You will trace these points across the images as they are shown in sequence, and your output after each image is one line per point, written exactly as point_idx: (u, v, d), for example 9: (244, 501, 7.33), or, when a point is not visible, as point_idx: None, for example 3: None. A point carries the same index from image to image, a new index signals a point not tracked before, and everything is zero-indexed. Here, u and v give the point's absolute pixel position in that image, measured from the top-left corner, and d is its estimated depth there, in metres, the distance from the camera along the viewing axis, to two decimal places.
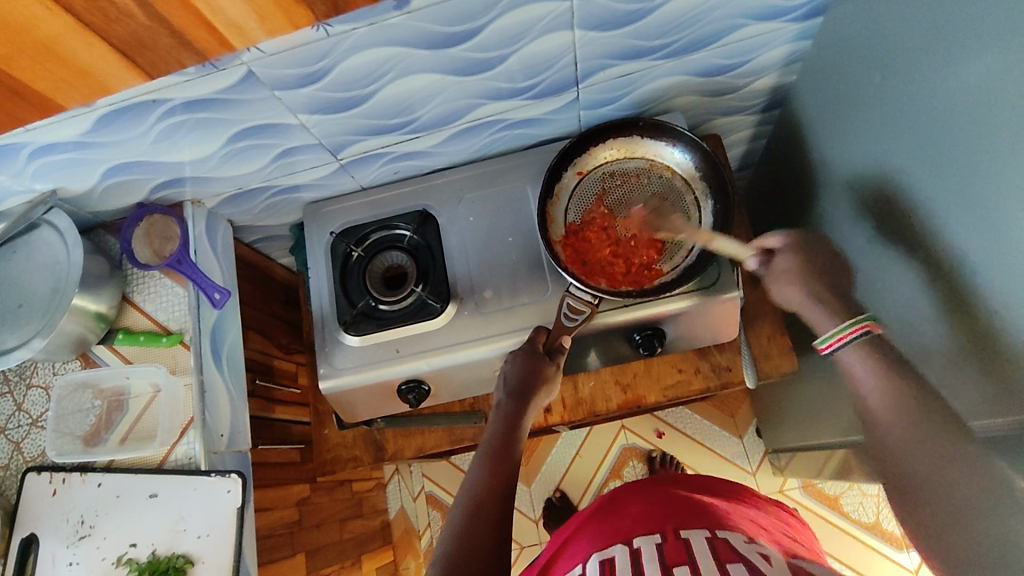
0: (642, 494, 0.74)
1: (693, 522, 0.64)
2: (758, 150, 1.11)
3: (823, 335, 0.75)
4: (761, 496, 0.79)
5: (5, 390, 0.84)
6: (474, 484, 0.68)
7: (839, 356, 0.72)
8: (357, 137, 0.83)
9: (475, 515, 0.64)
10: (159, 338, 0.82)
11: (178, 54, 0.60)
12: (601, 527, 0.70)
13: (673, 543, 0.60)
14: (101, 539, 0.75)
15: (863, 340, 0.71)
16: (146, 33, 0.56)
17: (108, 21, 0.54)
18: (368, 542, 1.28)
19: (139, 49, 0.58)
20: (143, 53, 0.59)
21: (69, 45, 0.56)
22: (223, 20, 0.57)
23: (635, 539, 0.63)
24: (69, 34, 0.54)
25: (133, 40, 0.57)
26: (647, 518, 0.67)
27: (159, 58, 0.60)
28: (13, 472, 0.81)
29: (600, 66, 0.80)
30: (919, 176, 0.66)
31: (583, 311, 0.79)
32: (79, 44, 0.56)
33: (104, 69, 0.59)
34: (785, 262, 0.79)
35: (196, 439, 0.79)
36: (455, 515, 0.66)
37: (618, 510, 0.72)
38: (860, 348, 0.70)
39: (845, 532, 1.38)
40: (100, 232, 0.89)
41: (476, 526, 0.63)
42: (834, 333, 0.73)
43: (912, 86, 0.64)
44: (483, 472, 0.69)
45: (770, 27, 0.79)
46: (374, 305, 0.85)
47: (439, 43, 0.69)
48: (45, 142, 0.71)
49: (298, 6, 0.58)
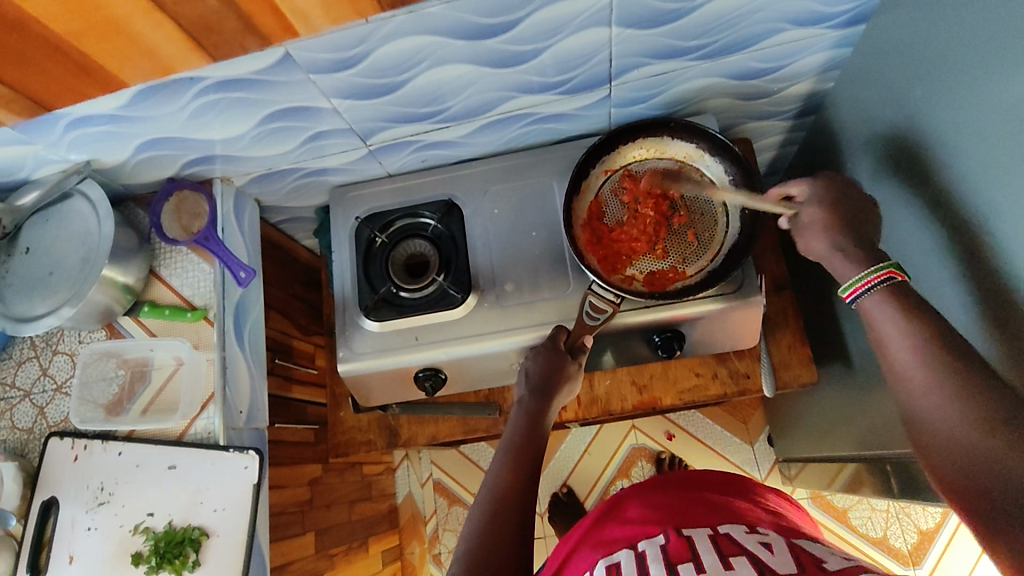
0: (645, 497, 0.74)
1: (698, 522, 0.64)
2: (788, 157, 1.10)
3: (845, 282, 0.65)
4: (768, 488, 0.79)
5: (32, 354, 0.86)
6: (495, 478, 0.69)
7: (866, 309, 0.62)
8: (386, 124, 0.83)
9: (498, 510, 0.66)
10: (184, 313, 0.83)
11: (240, 38, 0.62)
12: (607, 531, 0.70)
13: (676, 541, 0.60)
14: (118, 506, 0.77)
15: (884, 294, 0.61)
16: (213, 17, 0.58)
17: (177, 3, 0.56)
18: (375, 524, 1.30)
19: (203, 30, 0.60)
20: (208, 35, 0.61)
21: (137, 25, 0.57)
22: (290, 5, 0.59)
23: (640, 543, 0.63)
24: (139, 15, 0.56)
25: (199, 23, 0.59)
26: (651, 521, 0.67)
27: (223, 41, 0.62)
28: (36, 436, 0.83)
29: (634, 64, 0.79)
30: (955, 193, 0.65)
31: (605, 310, 0.78)
32: (145, 24, 0.57)
33: (165, 47, 0.61)
34: (811, 212, 0.70)
35: (215, 414, 0.80)
36: (476, 508, 0.67)
37: (622, 513, 0.72)
38: (889, 306, 0.60)
39: (852, 545, 1.37)
40: (130, 205, 0.90)
41: (501, 519, 0.65)
42: (854, 280, 0.63)
43: (952, 99, 0.63)
44: (504, 466, 0.70)
45: (810, 33, 0.78)
46: (396, 291, 0.85)
47: (476, 35, 0.69)
48: (82, 114, 0.72)
49: None
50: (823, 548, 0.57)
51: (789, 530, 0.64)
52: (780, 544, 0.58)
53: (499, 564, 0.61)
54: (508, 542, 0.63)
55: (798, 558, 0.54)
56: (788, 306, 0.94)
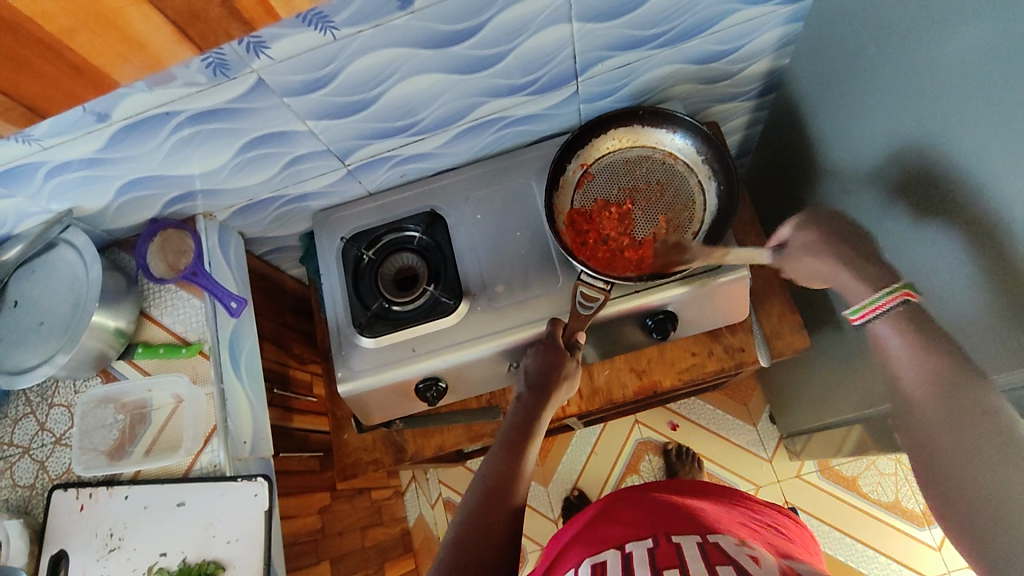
0: (638, 501, 0.75)
1: (687, 528, 0.65)
2: (755, 137, 1.13)
3: (854, 303, 0.63)
4: (762, 503, 0.80)
5: (28, 410, 0.85)
6: (489, 470, 0.70)
7: (870, 326, 0.61)
8: (365, 141, 0.84)
9: (485, 498, 0.67)
10: (178, 349, 0.83)
11: (226, 25, 0.59)
12: (596, 532, 0.71)
13: (665, 547, 0.61)
14: (129, 550, 0.76)
15: (899, 311, 0.59)
16: (199, 4, 0.56)
17: None
18: (390, 550, 1.28)
19: (191, 21, 0.57)
20: (196, 25, 0.58)
21: (130, 18, 0.55)
22: None
23: (628, 544, 0.64)
24: (132, 7, 0.54)
25: (186, 10, 0.56)
26: (641, 525, 0.68)
27: (211, 31, 0.59)
28: (39, 491, 0.81)
29: (598, 58, 0.82)
30: (920, 144, 0.67)
31: (597, 298, 0.79)
32: (137, 17, 0.55)
33: (159, 42, 0.58)
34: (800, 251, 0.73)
35: (220, 447, 0.79)
36: (466, 497, 0.68)
37: (614, 515, 0.73)
38: (900, 317, 0.59)
39: (865, 513, 1.38)
40: (115, 250, 0.91)
41: (488, 508, 0.66)
42: (869, 300, 0.61)
43: (906, 56, 0.66)
44: (498, 461, 0.71)
45: (761, 11, 0.81)
46: (388, 306, 0.86)
47: (443, 43, 0.71)
48: (60, 160, 0.73)
49: None
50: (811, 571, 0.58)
51: (782, 551, 0.65)
52: (770, 559, 0.58)
53: (488, 554, 0.62)
54: (498, 535, 0.64)
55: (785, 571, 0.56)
56: (773, 278, 0.96)
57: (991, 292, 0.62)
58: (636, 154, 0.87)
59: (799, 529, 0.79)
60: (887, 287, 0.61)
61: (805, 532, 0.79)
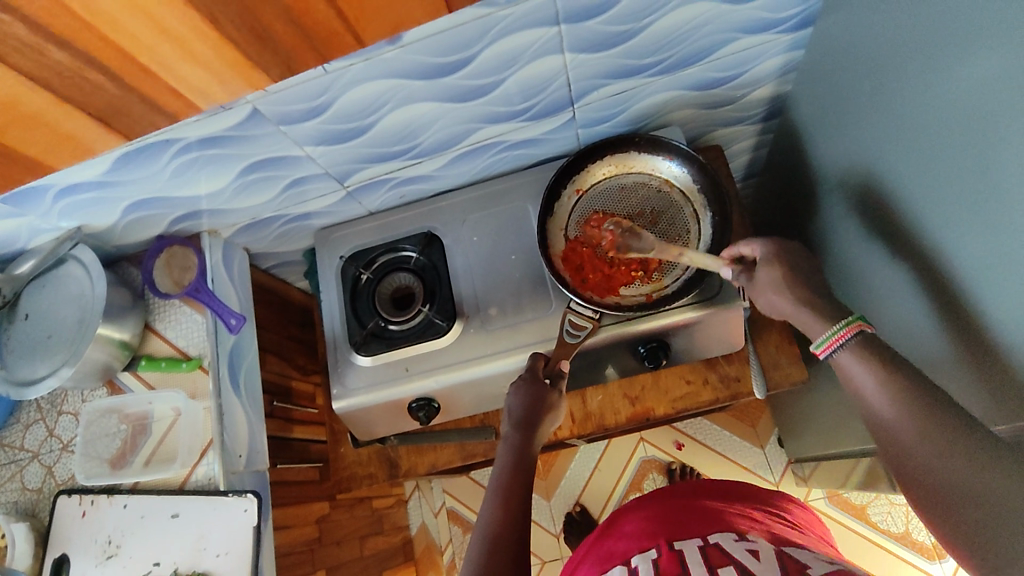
0: (645, 509, 0.75)
1: (689, 532, 0.65)
2: (762, 160, 1.11)
3: (817, 337, 0.66)
4: (773, 493, 0.79)
5: (38, 417, 0.89)
6: (488, 517, 0.70)
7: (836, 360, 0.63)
8: (362, 165, 0.86)
9: (492, 549, 0.66)
10: (179, 364, 0.86)
11: (152, 117, 0.60)
12: (609, 544, 0.72)
13: (667, 555, 0.61)
14: (126, 558, 0.79)
15: (856, 340, 0.61)
16: (119, 103, 0.57)
17: (85, 95, 0.55)
18: (390, 559, 1.30)
19: (114, 116, 0.59)
20: (121, 119, 0.60)
21: (53, 116, 0.57)
22: (184, 84, 0.57)
23: (633, 558, 0.64)
24: (58, 108, 0.56)
25: (107, 107, 0.57)
26: (646, 534, 0.68)
27: (138, 123, 0.61)
28: (46, 495, 0.85)
29: (594, 86, 0.82)
30: (918, 184, 0.66)
31: (586, 327, 0.80)
32: (61, 114, 0.57)
33: (89, 134, 0.61)
34: (766, 271, 0.72)
35: (214, 460, 0.82)
36: (469, 553, 0.67)
37: (622, 526, 0.73)
38: (855, 350, 0.61)
39: (871, 543, 1.35)
40: (124, 264, 0.94)
41: (498, 559, 0.65)
42: (826, 335, 0.64)
43: (902, 93, 0.65)
44: (496, 506, 0.71)
45: (762, 40, 0.80)
46: (384, 325, 0.88)
47: (436, 74, 0.72)
48: (69, 183, 0.76)
49: (255, 71, 0.57)
50: (810, 554, 0.58)
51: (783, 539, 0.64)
52: (768, 551, 0.58)
53: None
54: None
55: (783, 562, 0.56)
56: None
57: (986, 338, 0.60)
58: (632, 179, 0.87)
59: (810, 514, 0.79)
60: (841, 320, 0.64)
61: (816, 516, 0.79)
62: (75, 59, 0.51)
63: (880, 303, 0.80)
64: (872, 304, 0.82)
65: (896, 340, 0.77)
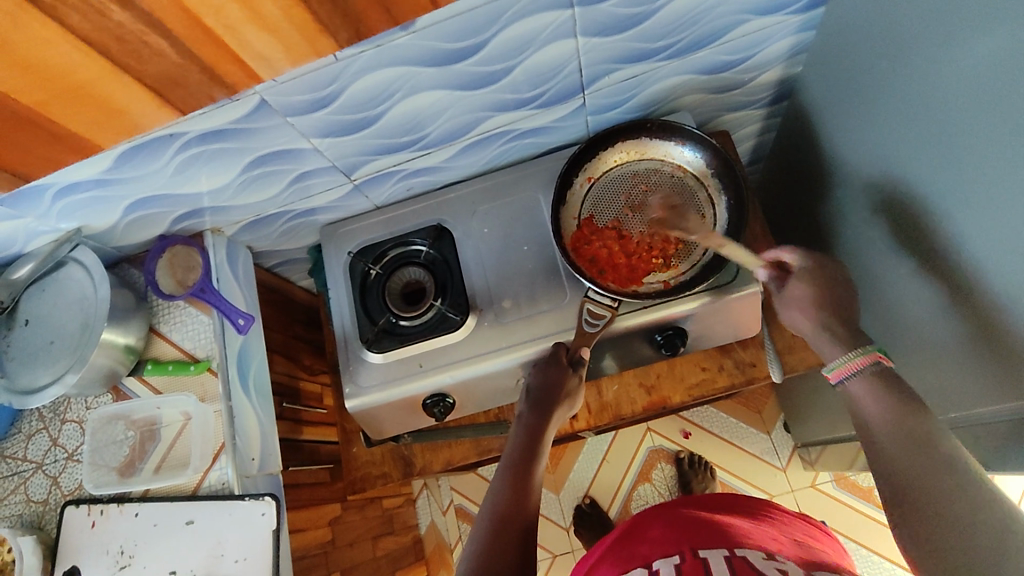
0: (663, 517, 0.74)
1: (714, 541, 0.64)
2: (768, 144, 1.11)
3: (831, 361, 0.67)
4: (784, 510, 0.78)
5: (40, 426, 0.86)
6: (496, 495, 0.70)
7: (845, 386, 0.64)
8: (370, 157, 0.84)
9: (498, 530, 0.66)
10: (187, 367, 0.83)
11: (207, 89, 0.60)
12: (626, 549, 0.71)
13: (691, 561, 0.61)
14: (139, 567, 0.76)
15: (871, 372, 0.62)
16: (178, 71, 0.57)
17: (141, 62, 0.54)
18: (402, 558, 1.28)
19: (168, 86, 0.58)
20: (175, 90, 0.59)
21: (80, 95, 0.56)
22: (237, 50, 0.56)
23: (655, 562, 0.64)
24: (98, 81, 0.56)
25: (162, 78, 0.57)
26: (669, 539, 0.67)
27: (190, 95, 0.61)
28: (52, 506, 0.82)
29: (604, 71, 0.80)
30: (933, 161, 0.65)
31: (604, 316, 0.78)
32: (115, 86, 0.56)
33: (137, 107, 0.60)
34: (795, 288, 0.72)
35: (228, 465, 0.80)
36: (473, 531, 0.67)
37: (642, 533, 0.72)
38: (867, 376, 0.62)
39: (879, 524, 1.36)
40: (124, 266, 0.91)
41: (500, 538, 0.65)
42: (840, 361, 0.65)
43: (918, 71, 0.64)
44: (505, 486, 0.70)
45: (772, 21, 0.79)
46: (395, 321, 0.86)
47: (446, 61, 0.70)
48: (68, 182, 0.73)
49: (323, 36, 0.58)
50: None
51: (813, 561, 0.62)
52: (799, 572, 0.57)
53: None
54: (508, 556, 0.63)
55: None
56: None
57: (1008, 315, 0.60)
58: (644, 166, 0.86)
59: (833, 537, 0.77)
60: (860, 348, 0.65)
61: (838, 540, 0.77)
62: (139, 22, 0.50)
63: (893, 284, 0.79)
64: (885, 285, 0.81)
65: (911, 321, 0.77)
